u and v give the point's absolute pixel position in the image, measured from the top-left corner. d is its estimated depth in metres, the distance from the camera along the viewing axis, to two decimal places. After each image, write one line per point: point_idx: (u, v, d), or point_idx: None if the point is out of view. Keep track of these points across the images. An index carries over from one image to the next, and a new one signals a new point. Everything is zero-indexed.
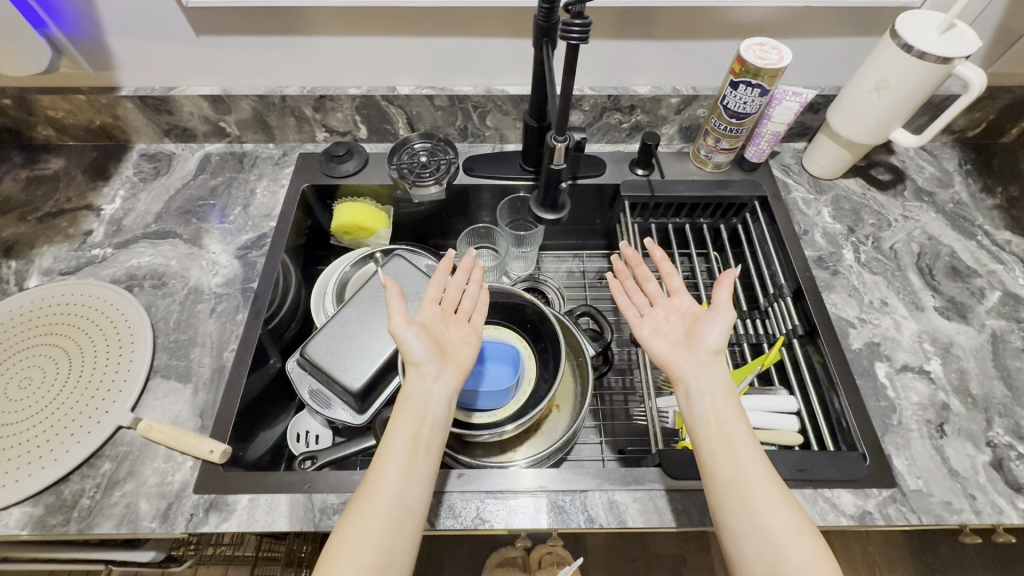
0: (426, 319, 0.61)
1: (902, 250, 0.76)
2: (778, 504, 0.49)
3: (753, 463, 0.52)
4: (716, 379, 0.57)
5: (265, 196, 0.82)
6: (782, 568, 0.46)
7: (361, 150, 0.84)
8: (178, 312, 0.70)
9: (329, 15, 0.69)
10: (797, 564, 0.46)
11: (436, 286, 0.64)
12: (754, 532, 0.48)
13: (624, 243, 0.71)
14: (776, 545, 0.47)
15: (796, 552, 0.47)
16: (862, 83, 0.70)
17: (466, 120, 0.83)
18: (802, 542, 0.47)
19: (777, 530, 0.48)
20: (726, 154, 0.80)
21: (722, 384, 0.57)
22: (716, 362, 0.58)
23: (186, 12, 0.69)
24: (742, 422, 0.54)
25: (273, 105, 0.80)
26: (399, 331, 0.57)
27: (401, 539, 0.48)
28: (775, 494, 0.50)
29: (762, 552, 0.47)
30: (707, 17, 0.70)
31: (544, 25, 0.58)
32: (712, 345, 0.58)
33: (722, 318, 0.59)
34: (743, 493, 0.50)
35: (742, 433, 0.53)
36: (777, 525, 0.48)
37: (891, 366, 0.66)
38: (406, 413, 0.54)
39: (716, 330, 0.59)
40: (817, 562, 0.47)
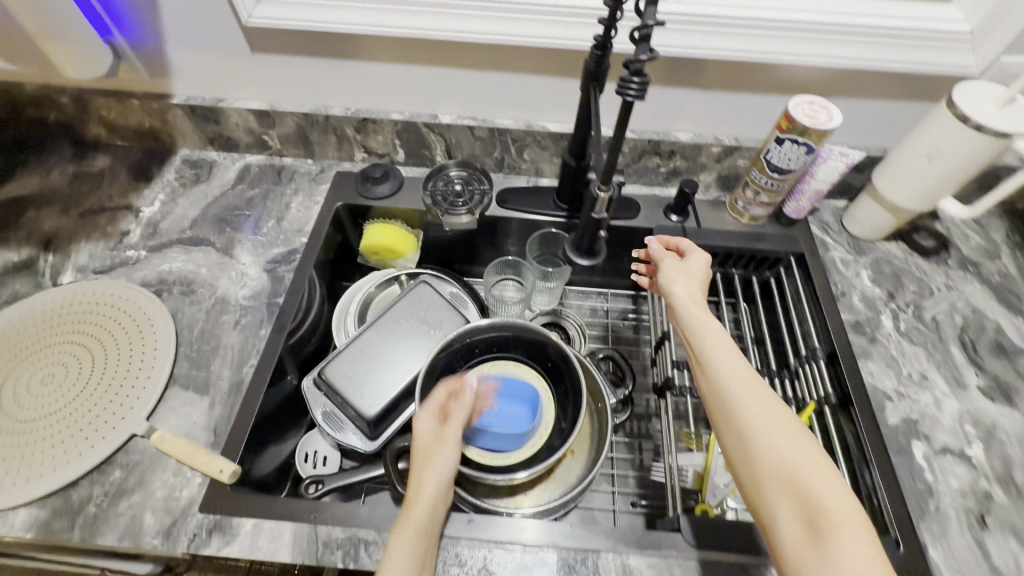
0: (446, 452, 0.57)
1: (944, 321, 0.73)
2: (761, 409, 0.47)
3: (729, 373, 0.49)
4: (685, 297, 0.56)
5: (299, 211, 0.82)
6: (767, 477, 0.44)
7: (396, 173, 0.84)
8: (203, 320, 0.70)
9: (380, 43, 0.70)
10: (776, 469, 0.44)
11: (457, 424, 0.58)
12: (739, 449, 0.46)
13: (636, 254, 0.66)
14: (757, 452, 0.45)
15: (780, 462, 0.44)
16: (911, 149, 0.68)
17: (504, 153, 0.84)
18: (784, 444, 0.45)
19: (762, 442, 0.45)
20: (764, 208, 0.79)
21: (689, 302, 0.55)
22: (695, 280, 0.58)
23: (244, 29, 0.71)
24: (717, 336, 0.52)
25: (317, 123, 0.81)
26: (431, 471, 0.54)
27: None
28: (757, 403, 0.47)
29: (748, 467, 0.46)
30: (758, 71, 0.69)
31: (593, 70, 0.59)
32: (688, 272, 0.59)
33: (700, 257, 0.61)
34: (723, 409, 0.48)
35: (722, 348, 0.51)
36: (758, 438, 0.45)
37: (930, 446, 0.62)
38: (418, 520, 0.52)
39: (696, 264, 0.60)
40: (808, 464, 0.44)
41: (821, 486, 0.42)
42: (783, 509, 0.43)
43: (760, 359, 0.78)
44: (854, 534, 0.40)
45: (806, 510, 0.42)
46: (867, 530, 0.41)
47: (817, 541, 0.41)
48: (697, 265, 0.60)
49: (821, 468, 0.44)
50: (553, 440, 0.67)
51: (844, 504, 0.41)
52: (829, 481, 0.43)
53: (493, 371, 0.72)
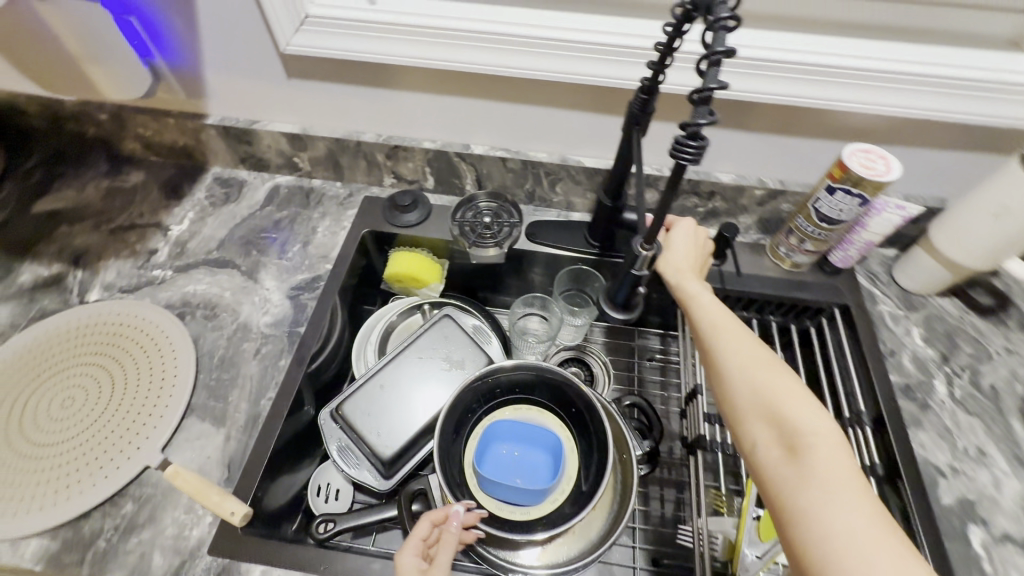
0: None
1: (1004, 390, 0.68)
2: (741, 348, 0.50)
3: (714, 326, 0.53)
4: (679, 262, 0.60)
5: (325, 236, 0.81)
6: (751, 415, 0.47)
7: (425, 201, 0.83)
8: (224, 348, 0.69)
9: (416, 73, 0.69)
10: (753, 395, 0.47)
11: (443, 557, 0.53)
12: (726, 392, 0.50)
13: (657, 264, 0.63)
14: (736, 382, 0.49)
15: (763, 398, 0.47)
16: (975, 206, 0.63)
17: (535, 185, 0.81)
18: (761, 376, 0.48)
19: (743, 380, 0.48)
20: (808, 256, 0.75)
21: (681, 266, 0.59)
22: (686, 244, 0.61)
23: (281, 55, 0.70)
24: (704, 293, 0.56)
25: (348, 148, 0.80)
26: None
27: None
28: (741, 349, 0.50)
29: (734, 407, 0.49)
30: (810, 116, 0.65)
31: (638, 114, 0.56)
32: (680, 237, 0.62)
33: (683, 228, 0.62)
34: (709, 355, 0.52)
35: (706, 299, 0.55)
36: (741, 378, 0.49)
37: (988, 532, 0.58)
38: None
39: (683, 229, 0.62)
40: (790, 400, 0.46)
41: (801, 419, 0.45)
42: (762, 432, 0.46)
43: None
44: (831, 451, 0.43)
45: (787, 440, 0.45)
46: (844, 450, 0.43)
47: (795, 462, 0.43)
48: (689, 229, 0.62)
49: (799, 401, 0.46)
50: (565, 505, 0.62)
51: (819, 430, 0.44)
52: (811, 415, 0.45)
53: (515, 416, 0.70)
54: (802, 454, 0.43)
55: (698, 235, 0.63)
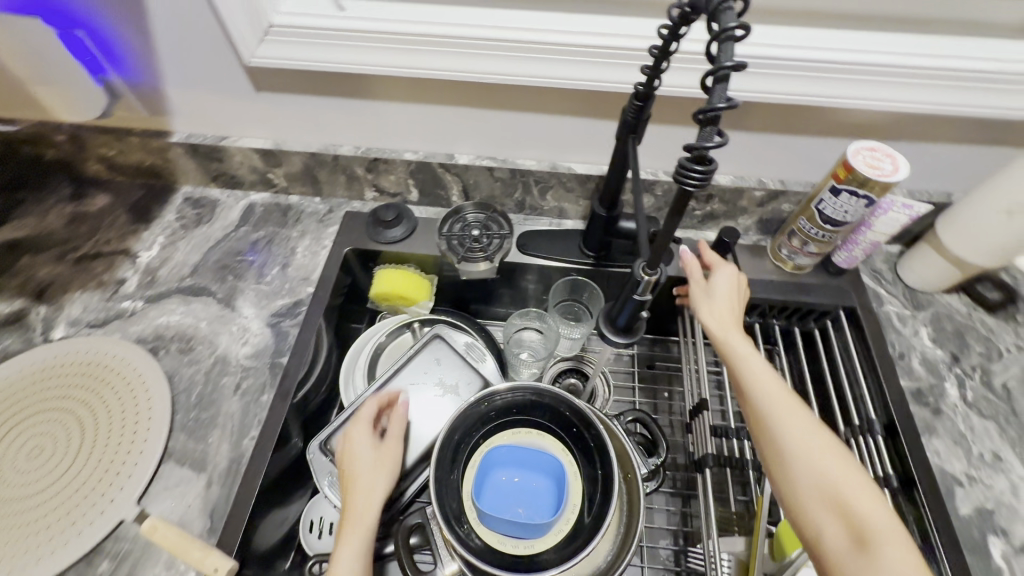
0: (376, 455, 0.62)
1: (1018, 389, 0.66)
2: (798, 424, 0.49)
3: (773, 397, 0.51)
4: (721, 304, 0.57)
5: (305, 256, 0.77)
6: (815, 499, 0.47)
7: (410, 215, 0.79)
8: (201, 384, 0.65)
9: (393, 82, 0.65)
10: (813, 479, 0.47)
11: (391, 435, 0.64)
12: (787, 472, 0.49)
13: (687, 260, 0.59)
14: (797, 466, 0.48)
15: (825, 482, 0.47)
16: (986, 202, 0.61)
17: (525, 193, 0.77)
18: (821, 460, 0.48)
19: (806, 461, 0.48)
20: (812, 257, 0.72)
21: (725, 311, 0.56)
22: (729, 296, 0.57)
23: (246, 68, 0.65)
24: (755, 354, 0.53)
25: (325, 162, 0.76)
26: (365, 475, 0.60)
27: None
28: (802, 428, 0.49)
29: (796, 489, 0.48)
30: (810, 114, 0.62)
31: (632, 122, 0.52)
32: (722, 287, 0.57)
33: (725, 275, 0.58)
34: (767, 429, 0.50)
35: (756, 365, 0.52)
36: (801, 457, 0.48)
37: (1009, 543, 0.56)
38: (361, 507, 0.57)
39: (723, 278, 0.58)
40: (849, 481, 0.47)
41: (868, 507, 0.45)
42: (827, 521, 0.46)
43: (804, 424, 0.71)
44: (906, 550, 0.43)
45: (855, 532, 0.44)
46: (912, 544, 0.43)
47: (863, 550, 0.44)
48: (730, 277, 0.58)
49: (859, 486, 0.47)
50: (572, 538, 0.59)
51: (886, 519, 0.44)
52: (877, 505, 0.45)
53: (514, 441, 0.66)
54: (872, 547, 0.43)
55: (739, 282, 0.59)
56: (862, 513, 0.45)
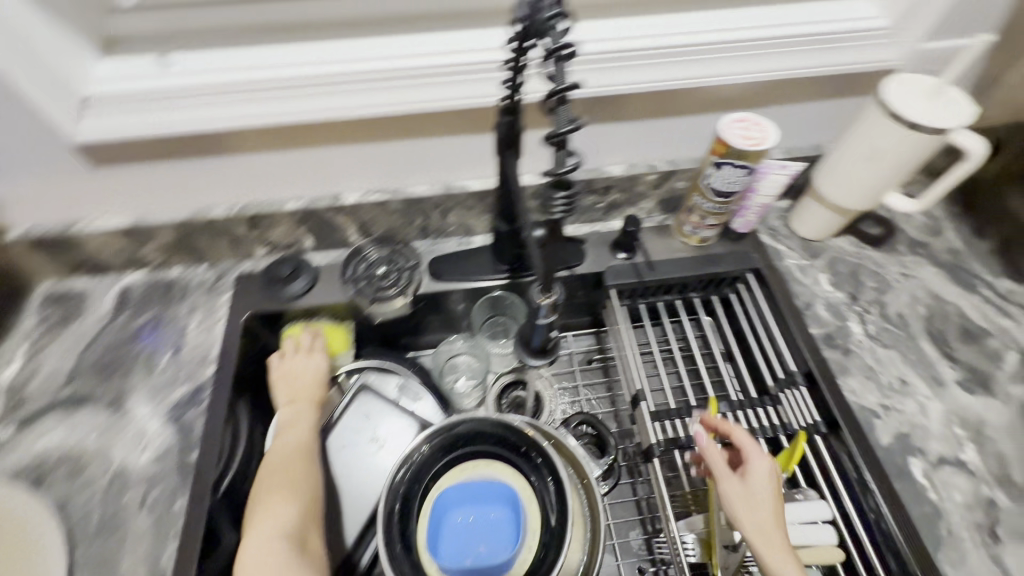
0: (286, 396, 0.68)
1: (910, 315, 0.71)
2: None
3: None
4: (761, 505, 0.53)
5: (200, 333, 0.70)
6: None
7: (308, 264, 0.73)
8: (101, 508, 0.58)
9: (252, 134, 0.59)
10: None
11: (290, 377, 0.69)
12: None
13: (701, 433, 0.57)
14: None
15: None
16: (850, 153, 0.64)
17: (426, 220, 0.74)
18: None
19: None
20: (713, 229, 0.74)
21: (764, 512, 0.52)
22: (760, 485, 0.54)
23: (74, 147, 0.57)
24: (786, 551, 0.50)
25: (199, 229, 0.69)
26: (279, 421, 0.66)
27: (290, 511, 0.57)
28: None
29: None
30: (680, 95, 0.63)
31: (507, 139, 0.51)
32: (754, 489, 0.54)
33: (762, 475, 0.55)
34: None
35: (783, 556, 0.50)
36: None
37: (926, 461, 0.61)
38: (279, 448, 0.63)
39: (758, 476, 0.55)
40: None
41: None
42: None
43: (741, 388, 0.72)
44: None
45: None
46: None
47: None
48: (763, 476, 0.55)
49: None
50: (539, 562, 0.58)
51: None
52: None
53: (463, 478, 0.64)
54: None
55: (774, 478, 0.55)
56: None
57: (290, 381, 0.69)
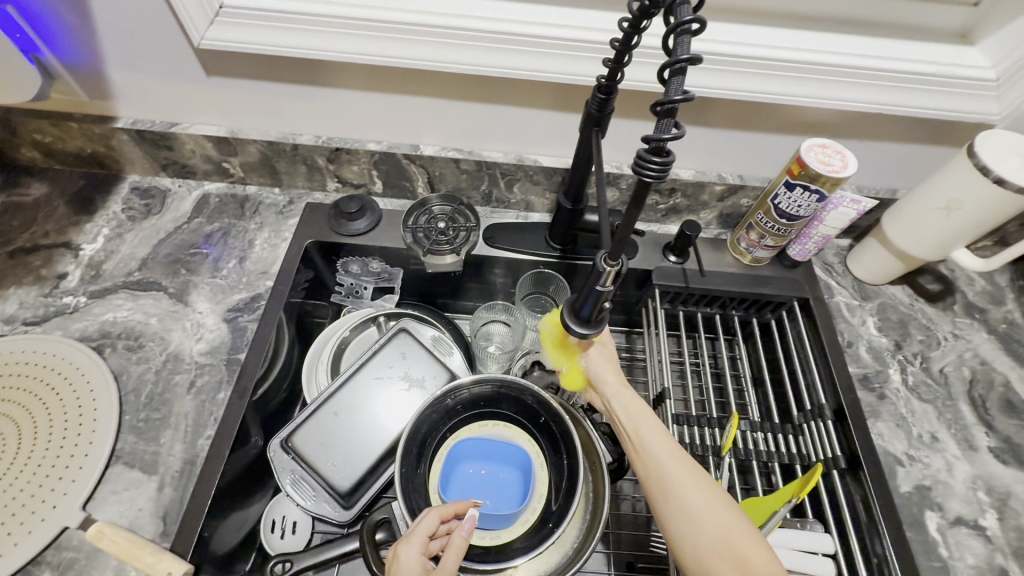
0: (426, 532, 0.53)
1: (952, 374, 0.70)
2: (679, 470, 0.49)
3: (656, 434, 0.53)
4: (620, 397, 0.57)
5: (264, 249, 0.75)
6: (673, 493, 0.48)
7: (374, 207, 0.77)
8: (152, 384, 0.63)
9: (353, 70, 0.63)
10: (677, 512, 0.47)
11: (431, 519, 0.54)
12: (660, 485, 0.50)
13: (436, 511, 0.55)
14: (670, 486, 0.49)
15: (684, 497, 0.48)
16: (928, 201, 0.64)
17: (492, 186, 0.77)
18: (674, 471, 0.49)
19: (666, 475, 0.50)
20: (769, 251, 0.74)
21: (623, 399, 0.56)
22: (611, 373, 0.59)
23: (196, 51, 0.62)
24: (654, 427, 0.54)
25: (284, 152, 0.73)
26: (452, 553, 0.53)
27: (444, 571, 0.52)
28: (662, 443, 0.52)
29: (661, 491, 0.49)
30: (767, 110, 0.64)
31: (596, 115, 0.53)
32: (602, 377, 0.59)
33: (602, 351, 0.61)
34: (656, 478, 0.50)
35: (654, 438, 0.52)
36: (668, 471, 0.50)
37: (943, 517, 0.60)
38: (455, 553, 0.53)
39: (600, 368, 0.59)
40: (702, 503, 0.47)
41: (724, 520, 0.46)
42: (667, 511, 0.48)
43: (764, 412, 0.73)
44: (715, 516, 0.46)
45: (724, 553, 0.44)
46: (728, 524, 0.46)
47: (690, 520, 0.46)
48: (605, 363, 0.60)
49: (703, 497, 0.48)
50: (546, 521, 0.59)
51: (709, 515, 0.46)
52: (727, 516, 0.46)
53: (480, 433, 0.66)
54: (729, 548, 0.44)
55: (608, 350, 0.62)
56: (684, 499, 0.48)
57: (430, 525, 0.54)
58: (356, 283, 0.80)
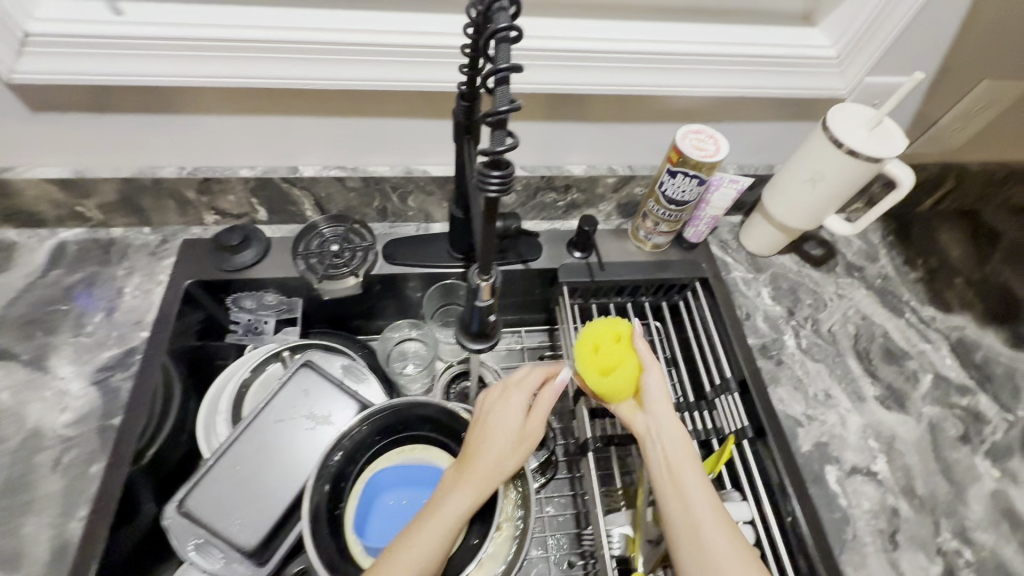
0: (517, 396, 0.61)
1: (840, 332, 0.75)
2: (711, 517, 0.53)
3: (697, 479, 0.56)
4: (670, 431, 0.59)
5: (135, 297, 0.68)
6: (699, 535, 0.53)
7: (260, 236, 0.72)
8: (8, 469, 0.56)
9: (207, 94, 0.58)
10: (681, 514, 0.54)
11: (521, 388, 0.62)
12: (686, 528, 0.53)
13: (517, 374, 0.63)
14: (699, 529, 0.53)
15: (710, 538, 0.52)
16: (795, 174, 0.67)
17: (385, 201, 0.74)
18: (705, 514, 0.54)
19: (700, 515, 0.54)
20: (666, 236, 0.76)
21: (677, 438, 0.58)
22: (663, 411, 0.60)
23: (12, 86, 0.55)
24: (695, 471, 0.57)
25: (146, 187, 0.67)
26: (536, 424, 0.60)
27: (505, 462, 0.55)
28: (700, 486, 0.55)
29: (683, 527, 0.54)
30: (641, 102, 0.66)
31: (464, 122, 0.51)
32: (652, 399, 0.61)
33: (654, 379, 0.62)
34: (689, 523, 0.53)
35: (694, 481, 0.56)
36: (700, 515, 0.54)
37: (841, 469, 0.64)
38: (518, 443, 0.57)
39: (654, 396, 0.61)
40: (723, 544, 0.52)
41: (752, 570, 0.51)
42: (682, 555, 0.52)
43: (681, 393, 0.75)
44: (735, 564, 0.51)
45: None
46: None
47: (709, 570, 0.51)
48: (659, 394, 0.61)
49: (728, 540, 0.52)
50: (469, 538, 0.56)
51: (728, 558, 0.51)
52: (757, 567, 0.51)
53: (398, 461, 0.63)
54: None
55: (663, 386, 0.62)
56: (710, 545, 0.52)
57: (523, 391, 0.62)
58: (254, 318, 0.74)
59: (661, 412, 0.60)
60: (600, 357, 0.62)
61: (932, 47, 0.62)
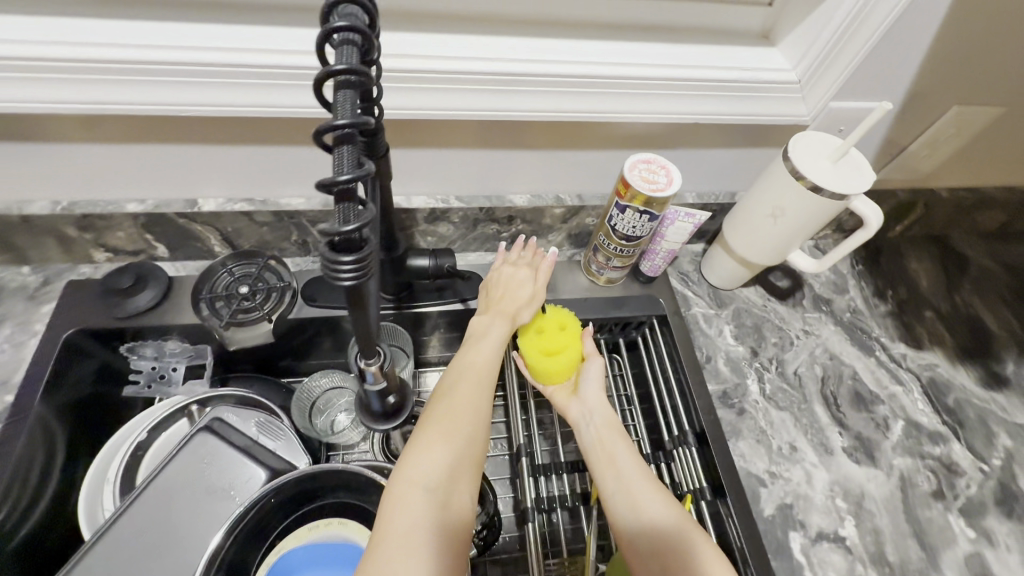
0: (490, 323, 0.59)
1: (806, 374, 0.70)
2: (647, 484, 0.54)
3: (626, 452, 0.57)
4: (602, 410, 0.60)
5: (5, 352, 0.60)
6: (638, 504, 0.53)
7: (159, 274, 0.63)
8: None
9: (73, 121, 0.50)
10: (619, 488, 0.54)
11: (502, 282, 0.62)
12: (625, 500, 0.53)
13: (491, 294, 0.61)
14: (638, 497, 0.53)
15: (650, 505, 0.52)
16: (756, 207, 0.61)
17: (304, 235, 0.65)
18: (640, 482, 0.54)
19: (635, 486, 0.54)
20: (620, 271, 0.69)
21: (608, 415, 0.59)
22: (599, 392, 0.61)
23: None
24: (627, 448, 0.57)
25: (15, 225, 0.58)
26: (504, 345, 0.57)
27: (482, 396, 0.52)
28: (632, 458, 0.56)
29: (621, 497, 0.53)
30: (584, 129, 0.59)
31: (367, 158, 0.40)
32: (588, 386, 0.62)
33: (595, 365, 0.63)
34: (627, 495, 0.53)
35: (626, 456, 0.56)
36: (636, 485, 0.54)
37: (805, 535, 0.58)
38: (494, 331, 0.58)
39: (594, 379, 0.62)
40: (666, 509, 0.52)
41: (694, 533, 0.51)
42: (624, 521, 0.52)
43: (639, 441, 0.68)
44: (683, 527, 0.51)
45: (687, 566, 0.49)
46: (701, 535, 0.51)
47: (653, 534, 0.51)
48: (598, 377, 0.62)
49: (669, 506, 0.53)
50: None
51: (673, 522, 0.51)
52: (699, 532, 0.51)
53: (311, 539, 0.55)
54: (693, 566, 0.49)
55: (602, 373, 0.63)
56: (650, 510, 0.52)
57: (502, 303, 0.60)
58: (160, 366, 0.65)
59: (595, 391, 0.61)
60: (545, 341, 0.61)
61: (901, 70, 0.56)
